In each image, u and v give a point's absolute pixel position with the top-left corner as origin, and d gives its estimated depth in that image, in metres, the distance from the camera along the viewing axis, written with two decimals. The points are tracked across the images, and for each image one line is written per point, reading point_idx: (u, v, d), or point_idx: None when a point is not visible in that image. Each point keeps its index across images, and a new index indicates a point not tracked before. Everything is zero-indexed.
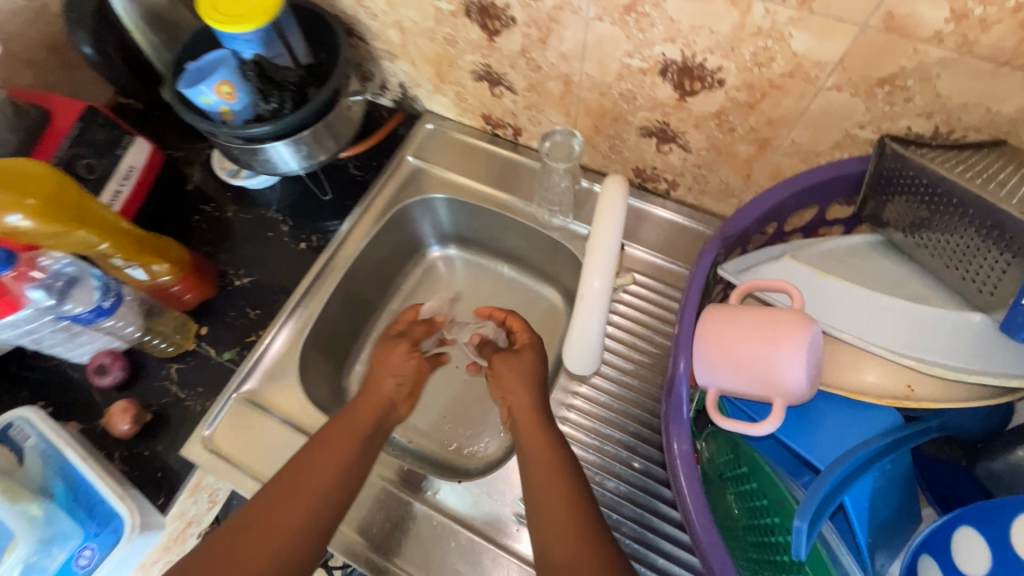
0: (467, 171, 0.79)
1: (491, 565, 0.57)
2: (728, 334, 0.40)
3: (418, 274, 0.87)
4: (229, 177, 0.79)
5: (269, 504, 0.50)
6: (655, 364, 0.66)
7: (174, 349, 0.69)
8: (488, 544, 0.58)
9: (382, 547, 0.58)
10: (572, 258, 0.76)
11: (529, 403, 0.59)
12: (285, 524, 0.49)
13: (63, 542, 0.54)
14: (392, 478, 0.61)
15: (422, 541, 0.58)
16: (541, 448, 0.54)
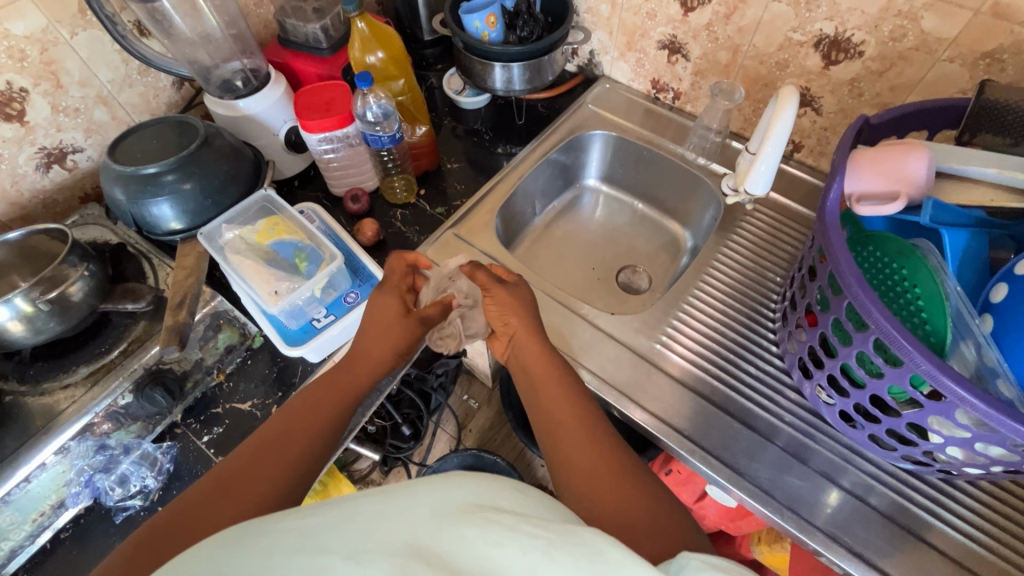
0: (630, 119, 1.03)
1: (635, 372, 0.75)
2: (879, 149, 0.54)
3: (569, 199, 1.10)
4: (454, 94, 1.06)
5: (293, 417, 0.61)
6: (773, 265, 0.84)
7: (402, 198, 0.93)
8: (630, 358, 0.77)
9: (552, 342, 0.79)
10: (707, 192, 0.96)
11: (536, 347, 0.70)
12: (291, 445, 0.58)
13: (339, 284, 0.75)
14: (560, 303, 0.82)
15: (584, 344, 0.78)
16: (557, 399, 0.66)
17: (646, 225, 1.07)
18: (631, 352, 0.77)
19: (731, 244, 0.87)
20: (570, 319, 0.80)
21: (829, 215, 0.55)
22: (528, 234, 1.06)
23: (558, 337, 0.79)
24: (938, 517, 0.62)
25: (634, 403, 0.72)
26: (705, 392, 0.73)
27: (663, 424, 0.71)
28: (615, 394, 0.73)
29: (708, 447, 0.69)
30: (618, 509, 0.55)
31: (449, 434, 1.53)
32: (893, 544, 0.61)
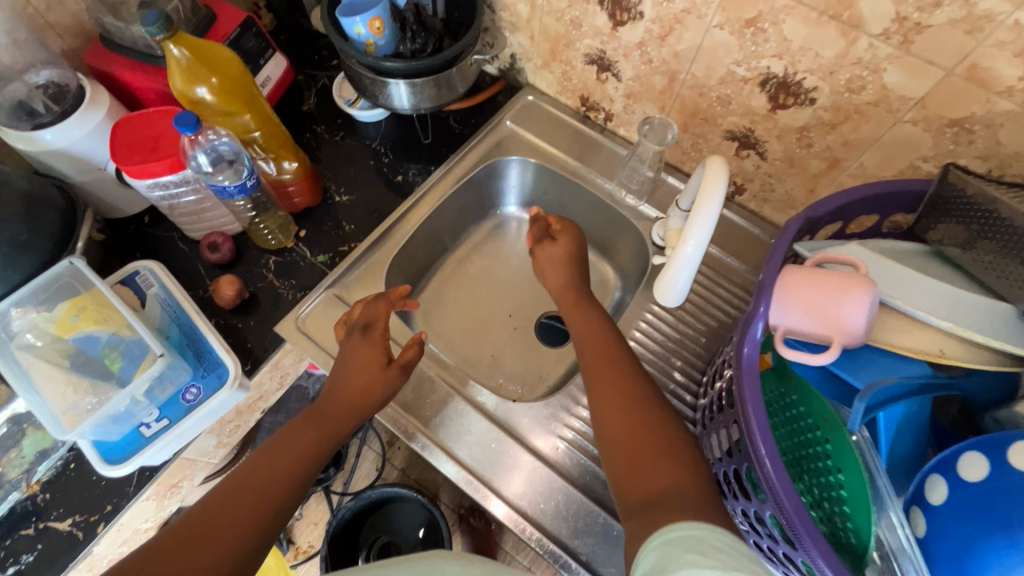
0: (555, 143, 0.88)
1: (524, 469, 0.66)
2: (809, 278, 0.43)
3: (488, 228, 0.96)
4: (345, 105, 0.88)
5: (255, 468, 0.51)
6: (696, 333, 0.74)
7: (275, 243, 0.78)
8: (521, 450, 0.67)
9: (436, 432, 0.68)
10: (636, 236, 0.84)
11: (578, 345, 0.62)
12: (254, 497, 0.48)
13: (176, 377, 0.62)
14: (457, 386, 0.71)
15: (472, 440, 0.68)
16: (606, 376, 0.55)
17: None
18: (506, 430, 0.69)
19: (658, 307, 0.76)
20: (461, 407, 0.70)
21: (746, 359, 0.44)
22: (439, 272, 0.92)
23: (445, 427, 0.69)
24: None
25: (494, 489, 0.65)
26: (583, 482, 0.66)
27: (523, 514, 0.64)
28: (480, 486, 0.65)
29: (578, 548, 0.63)
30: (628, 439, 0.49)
31: (375, 452, 1.41)
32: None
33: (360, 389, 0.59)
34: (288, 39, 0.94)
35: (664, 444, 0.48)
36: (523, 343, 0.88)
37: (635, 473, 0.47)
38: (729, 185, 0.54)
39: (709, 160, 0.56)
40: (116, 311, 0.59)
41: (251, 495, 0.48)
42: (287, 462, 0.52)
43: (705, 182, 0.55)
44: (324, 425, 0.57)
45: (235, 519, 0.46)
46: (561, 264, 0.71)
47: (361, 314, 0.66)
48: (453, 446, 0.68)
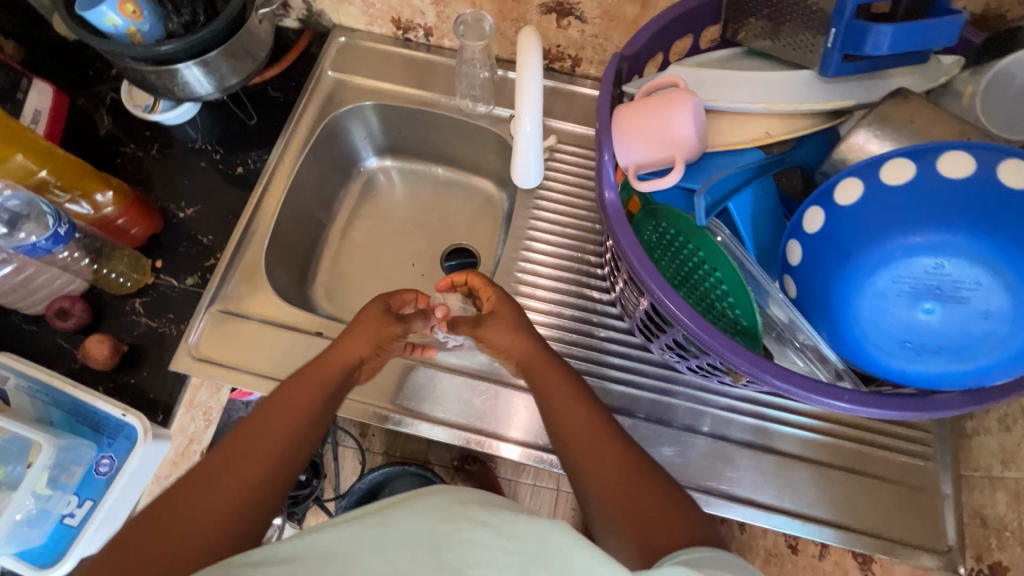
0: (387, 77, 0.83)
1: (506, 402, 0.68)
2: (636, 112, 0.45)
3: (359, 188, 0.92)
4: (144, 113, 0.78)
5: (234, 448, 0.49)
6: (583, 211, 0.77)
7: (133, 284, 0.71)
8: (497, 386, 0.68)
9: (399, 400, 0.68)
10: (500, 141, 0.83)
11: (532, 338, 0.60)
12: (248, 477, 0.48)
13: (79, 456, 0.57)
14: None
15: (442, 395, 0.68)
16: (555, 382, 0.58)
17: (456, 189, 0.93)
18: (476, 376, 0.69)
19: (542, 201, 0.77)
20: (425, 372, 0.69)
21: (611, 207, 0.46)
22: (327, 250, 0.88)
23: (410, 392, 0.68)
24: (791, 436, 0.64)
25: (495, 435, 0.66)
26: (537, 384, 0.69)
27: (535, 447, 0.66)
28: (478, 438, 0.66)
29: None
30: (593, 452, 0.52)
31: (350, 453, 1.17)
32: (745, 467, 0.63)
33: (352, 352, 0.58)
34: (47, 63, 0.81)
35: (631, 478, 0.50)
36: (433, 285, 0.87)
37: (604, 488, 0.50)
38: (542, 53, 0.55)
39: (521, 32, 0.55)
40: None
41: (233, 466, 0.49)
42: (267, 447, 0.50)
43: (520, 57, 0.55)
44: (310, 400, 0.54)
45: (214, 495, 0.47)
46: (510, 325, 0.60)
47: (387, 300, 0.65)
48: (421, 405, 0.68)
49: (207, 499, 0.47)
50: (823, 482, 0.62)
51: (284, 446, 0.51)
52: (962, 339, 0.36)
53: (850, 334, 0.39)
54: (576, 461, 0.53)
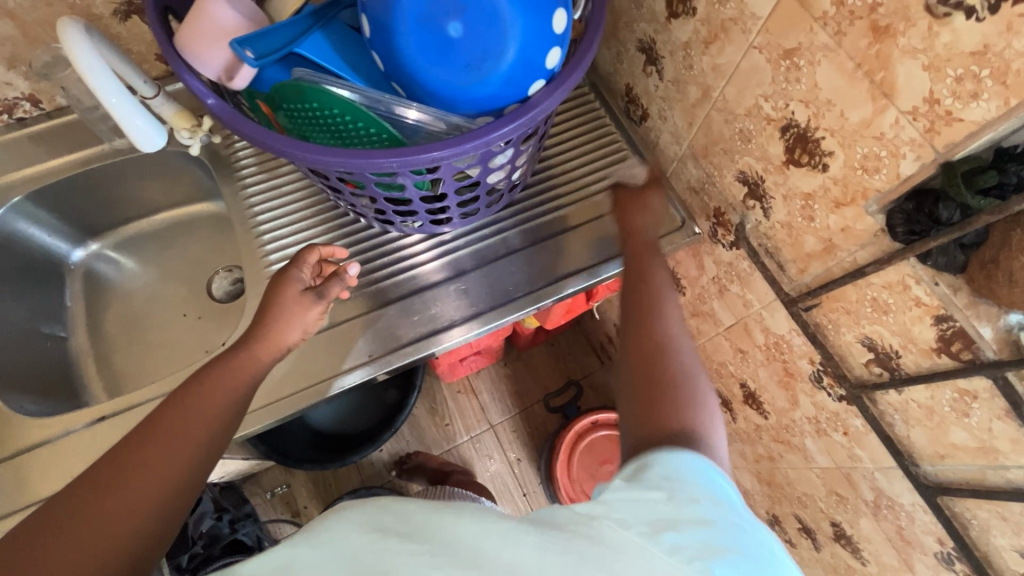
0: (21, 162, 0.76)
1: (407, 311, 0.73)
2: (193, 33, 0.50)
3: (81, 287, 0.85)
4: None
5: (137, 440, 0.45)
6: (287, 169, 0.79)
7: None
8: (392, 306, 0.73)
9: (291, 384, 0.69)
10: (180, 157, 0.80)
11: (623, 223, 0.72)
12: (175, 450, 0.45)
13: None
14: None
15: (339, 348, 0.71)
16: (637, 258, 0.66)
17: (180, 228, 0.89)
18: (360, 315, 0.72)
19: (248, 182, 0.78)
20: (317, 341, 0.71)
21: (223, 111, 0.48)
22: (88, 356, 0.81)
23: (306, 368, 0.70)
24: (548, 218, 0.78)
25: (396, 348, 0.71)
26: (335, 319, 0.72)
27: (453, 325, 0.73)
28: (373, 365, 0.71)
29: (401, 337, 0.72)
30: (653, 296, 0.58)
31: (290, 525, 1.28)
32: (526, 263, 0.76)
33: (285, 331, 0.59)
34: None
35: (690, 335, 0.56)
36: (214, 317, 0.85)
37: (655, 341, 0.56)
38: (83, 28, 0.57)
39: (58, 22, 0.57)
40: None
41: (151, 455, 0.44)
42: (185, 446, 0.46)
43: (63, 36, 0.56)
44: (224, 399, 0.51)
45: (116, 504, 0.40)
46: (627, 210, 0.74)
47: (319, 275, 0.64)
48: (318, 375, 0.70)
49: (119, 493, 0.41)
50: (581, 236, 0.77)
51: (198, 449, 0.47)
52: (485, 14, 0.43)
53: (446, 92, 0.46)
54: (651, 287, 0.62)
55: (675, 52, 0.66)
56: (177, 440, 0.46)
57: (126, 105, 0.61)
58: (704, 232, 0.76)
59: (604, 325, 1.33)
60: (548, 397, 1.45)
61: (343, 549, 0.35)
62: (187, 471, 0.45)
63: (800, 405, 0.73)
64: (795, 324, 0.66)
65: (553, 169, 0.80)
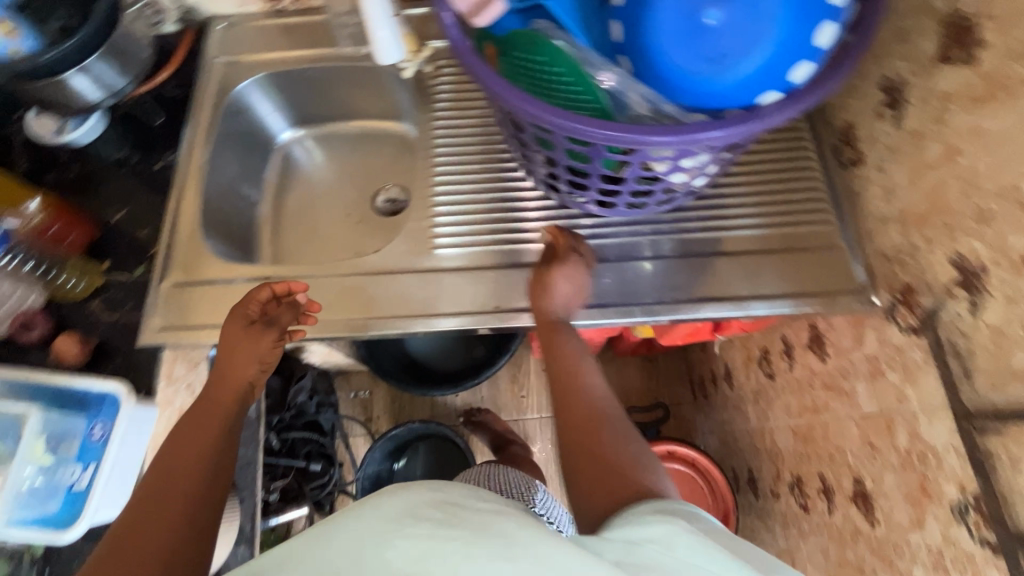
0: (270, 47, 0.88)
1: None
2: None
3: (279, 163, 0.97)
4: (55, 137, 0.82)
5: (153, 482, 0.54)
6: (477, 112, 0.83)
7: (85, 287, 0.75)
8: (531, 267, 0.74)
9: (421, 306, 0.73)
10: (390, 76, 0.88)
11: (574, 385, 0.66)
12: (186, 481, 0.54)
13: (72, 431, 0.61)
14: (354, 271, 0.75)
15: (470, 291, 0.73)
16: (571, 384, 0.66)
17: (369, 139, 0.98)
18: (499, 265, 0.74)
19: (441, 114, 0.83)
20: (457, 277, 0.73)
21: (462, 45, 0.51)
22: (265, 224, 0.93)
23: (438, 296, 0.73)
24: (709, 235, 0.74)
25: (519, 309, 0.71)
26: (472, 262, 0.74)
27: (582, 305, 0.72)
28: (492, 317, 0.71)
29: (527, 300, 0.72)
30: (585, 426, 0.62)
31: (363, 434, 1.47)
32: (670, 274, 0.73)
33: (243, 368, 0.65)
34: None
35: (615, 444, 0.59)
36: (371, 225, 0.93)
37: (594, 459, 0.59)
38: None
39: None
40: None
41: (170, 493, 0.53)
42: (188, 475, 0.55)
43: None
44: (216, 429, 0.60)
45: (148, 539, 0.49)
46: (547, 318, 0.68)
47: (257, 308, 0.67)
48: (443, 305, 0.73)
49: (143, 533, 0.49)
50: (740, 266, 0.73)
51: (201, 476, 0.56)
52: (749, 7, 0.43)
53: (676, 78, 0.45)
54: (575, 423, 0.63)
55: (926, 100, 0.59)
56: (191, 471, 0.56)
57: (381, 23, 0.71)
58: (882, 304, 0.68)
59: (714, 362, 1.26)
60: (631, 409, 1.41)
61: (365, 534, 0.37)
62: (199, 494, 0.54)
63: (925, 529, 0.64)
64: (961, 440, 0.57)
65: (734, 188, 0.76)
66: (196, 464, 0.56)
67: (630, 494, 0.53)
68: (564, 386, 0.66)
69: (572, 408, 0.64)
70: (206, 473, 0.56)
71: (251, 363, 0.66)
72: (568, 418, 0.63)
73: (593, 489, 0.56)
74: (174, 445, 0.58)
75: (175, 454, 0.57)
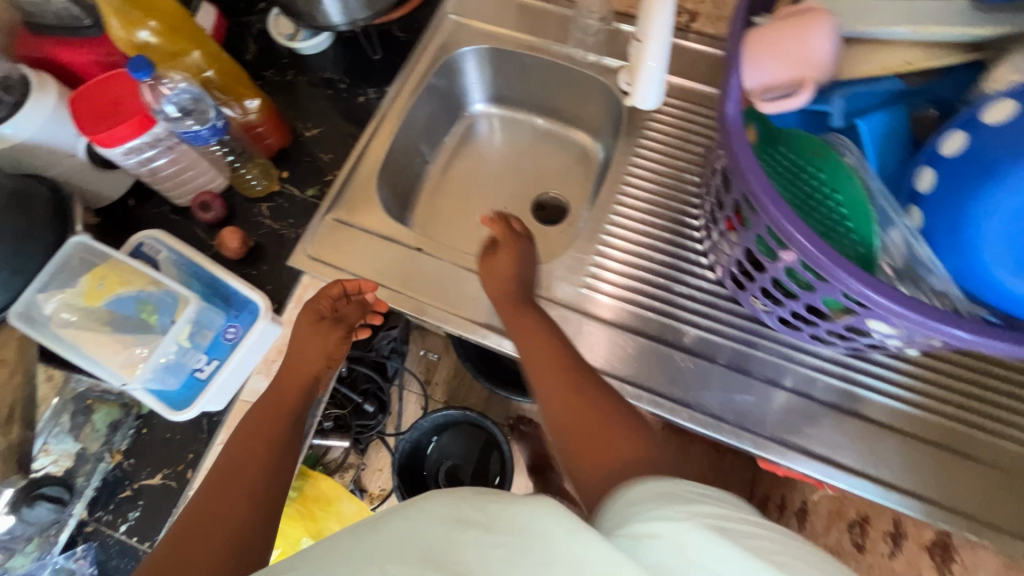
0: (501, 23, 0.87)
1: (680, 364, 0.68)
2: (771, 32, 0.46)
3: (460, 131, 0.96)
4: (286, 42, 0.87)
5: (230, 464, 0.57)
6: (680, 163, 0.77)
7: (262, 189, 0.78)
8: (670, 349, 0.69)
9: None
10: (606, 93, 0.84)
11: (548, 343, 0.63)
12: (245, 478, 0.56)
13: (212, 323, 0.64)
14: None
15: (602, 346, 0.69)
16: (537, 343, 0.63)
17: (552, 141, 0.95)
18: (638, 333, 0.70)
19: (642, 151, 0.78)
20: (594, 326, 0.70)
21: (733, 127, 0.47)
22: (426, 185, 0.93)
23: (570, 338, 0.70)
24: (879, 402, 0.65)
25: (645, 388, 0.67)
26: (615, 317, 0.71)
27: (711, 413, 0.66)
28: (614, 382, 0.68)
29: (656, 384, 0.68)
30: (570, 394, 0.58)
31: (416, 393, 1.47)
32: (826, 424, 0.64)
33: (310, 359, 0.66)
34: None
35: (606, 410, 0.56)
36: (521, 227, 0.91)
37: (591, 441, 0.54)
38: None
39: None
40: (136, 272, 0.61)
41: (239, 478, 0.56)
42: (256, 461, 0.58)
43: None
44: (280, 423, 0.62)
45: (219, 520, 0.52)
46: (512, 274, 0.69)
47: (330, 306, 0.68)
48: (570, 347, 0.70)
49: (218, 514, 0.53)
50: (905, 451, 0.63)
51: (266, 462, 0.58)
52: None
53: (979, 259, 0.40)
54: (560, 394, 0.59)
55: None
56: (258, 458, 0.58)
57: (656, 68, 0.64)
58: None
59: None
60: None
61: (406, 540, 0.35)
62: (267, 478, 0.57)
63: None
64: None
65: (938, 362, 0.65)
66: (263, 454, 0.59)
67: (636, 457, 0.51)
68: (536, 350, 0.63)
69: (550, 376, 0.61)
70: (272, 461, 0.59)
71: (319, 357, 0.67)
72: (546, 385, 0.60)
73: (584, 451, 0.54)
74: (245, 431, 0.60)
75: (248, 441, 0.59)
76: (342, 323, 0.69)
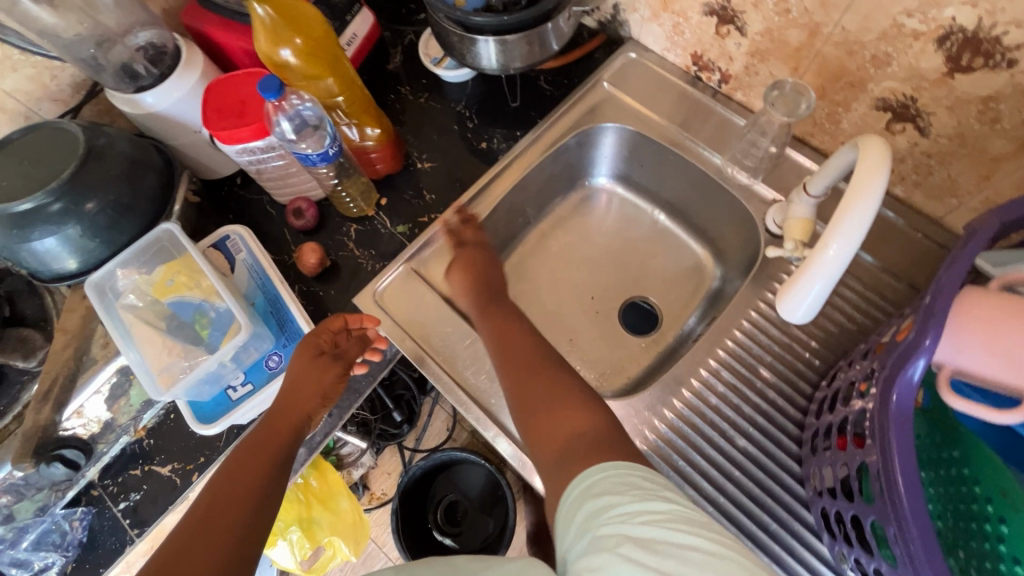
0: (655, 108, 0.78)
1: None
2: (995, 313, 0.35)
3: (575, 200, 0.88)
4: (431, 64, 0.83)
5: (212, 504, 0.51)
6: (807, 337, 0.64)
7: (356, 211, 0.76)
8: None
9: None
10: (747, 221, 0.73)
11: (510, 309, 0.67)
12: (227, 519, 0.49)
13: (259, 343, 0.64)
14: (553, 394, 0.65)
15: None
16: (496, 327, 0.65)
17: (666, 243, 0.85)
18: None
19: (765, 306, 0.67)
20: None
21: (895, 408, 0.37)
22: (519, 246, 0.86)
23: None
24: None
25: None
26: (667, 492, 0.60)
27: None
28: None
29: None
30: (520, 369, 0.59)
31: (447, 415, 1.44)
32: None
33: (305, 397, 0.61)
34: None
35: (562, 393, 0.56)
36: (602, 326, 0.82)
37: (556, 423, 0.53)
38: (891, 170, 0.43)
39: (865, 142, 0.45)
40: (206, 279, 0.62)
41: (222, 523, 0.49)
42: (237, 504, 0.51)
43: (867, 166, 0.43)
44: (266, 464, 0.56)
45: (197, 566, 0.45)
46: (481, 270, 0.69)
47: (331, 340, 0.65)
48: None
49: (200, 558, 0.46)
50: None
51: (252, 505, 0.52)
52: None
53: None
54: (520, 374, 0.59)
55: None
56: (241, 499, 0.52)
57: (836, 262, 0.44)
58: None
59: None
60: None
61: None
62: (253, 519, 0.51)
63: None
64: None
65: None
66: (245, 496, 0.52)
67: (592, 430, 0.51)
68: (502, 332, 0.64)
69: (515, 353, 0.61)
70: (256, 502, 0.52)
71: (314, 395, 0.62)
72: (508, 352, 0.62)
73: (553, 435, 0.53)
74: (228, 473, 0.54)
75: (230, 483, 0.53)
76: (338, 362, 0.64)
